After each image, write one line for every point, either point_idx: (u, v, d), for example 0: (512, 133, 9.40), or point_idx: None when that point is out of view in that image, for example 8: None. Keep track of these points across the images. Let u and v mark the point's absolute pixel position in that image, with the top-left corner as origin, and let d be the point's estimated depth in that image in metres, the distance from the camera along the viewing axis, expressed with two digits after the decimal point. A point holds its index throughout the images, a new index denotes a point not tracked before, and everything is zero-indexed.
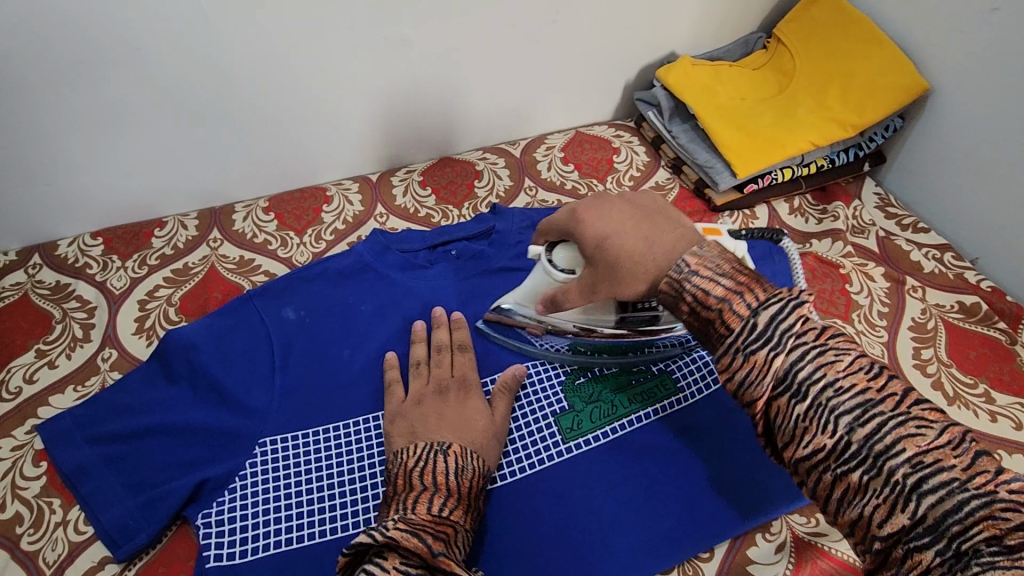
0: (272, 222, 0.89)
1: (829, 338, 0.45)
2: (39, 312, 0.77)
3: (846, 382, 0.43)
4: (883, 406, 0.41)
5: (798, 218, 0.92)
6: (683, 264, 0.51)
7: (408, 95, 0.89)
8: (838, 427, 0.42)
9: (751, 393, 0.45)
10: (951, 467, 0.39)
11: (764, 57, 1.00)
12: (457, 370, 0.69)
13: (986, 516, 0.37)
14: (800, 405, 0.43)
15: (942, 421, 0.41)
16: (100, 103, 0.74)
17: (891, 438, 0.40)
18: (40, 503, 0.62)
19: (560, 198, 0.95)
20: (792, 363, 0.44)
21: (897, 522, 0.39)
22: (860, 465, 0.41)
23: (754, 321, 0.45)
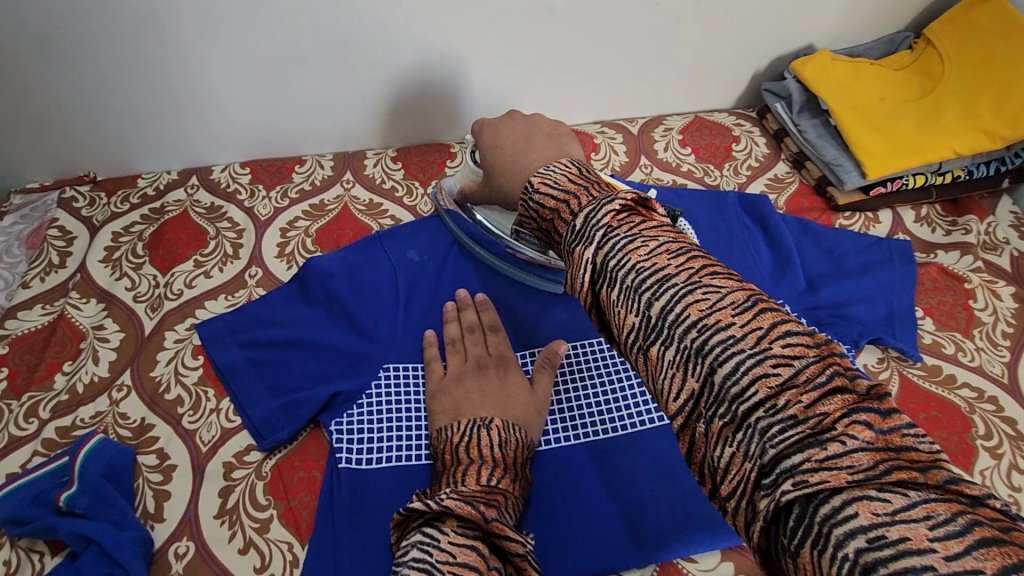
0: (400, 170, 0.94)
1: (641, 225, 0.43)
2: (196, 228, 0.85)
3: (645, 262, 0.40)
4: (676, 278, 0.39)
5: (924, 227, 0.90)
6: (530, 185, 0.53)
7: (540, 65, 0.92)
8: (639, 304, 0.40)
9: (573, 285, 0.45)
10: (730, 326, 0.37)
11: (909, 58, 0.96)
12: (492, 349, 0.71)
13: (761, 375, 0.35)
14: (613, 291, 0.41)
15: (731, 287, 0.39)
16: (271, 42, 0.80)
17: (679, 306, 0.38)
18: (197, 391, 0.70)
19: (675, 178, 0.96)
20: (603, 254, 0.42)
21: (690, 389, 0.37)
22: (659, 338, 0.39)
23: (574, 220, 0.46)
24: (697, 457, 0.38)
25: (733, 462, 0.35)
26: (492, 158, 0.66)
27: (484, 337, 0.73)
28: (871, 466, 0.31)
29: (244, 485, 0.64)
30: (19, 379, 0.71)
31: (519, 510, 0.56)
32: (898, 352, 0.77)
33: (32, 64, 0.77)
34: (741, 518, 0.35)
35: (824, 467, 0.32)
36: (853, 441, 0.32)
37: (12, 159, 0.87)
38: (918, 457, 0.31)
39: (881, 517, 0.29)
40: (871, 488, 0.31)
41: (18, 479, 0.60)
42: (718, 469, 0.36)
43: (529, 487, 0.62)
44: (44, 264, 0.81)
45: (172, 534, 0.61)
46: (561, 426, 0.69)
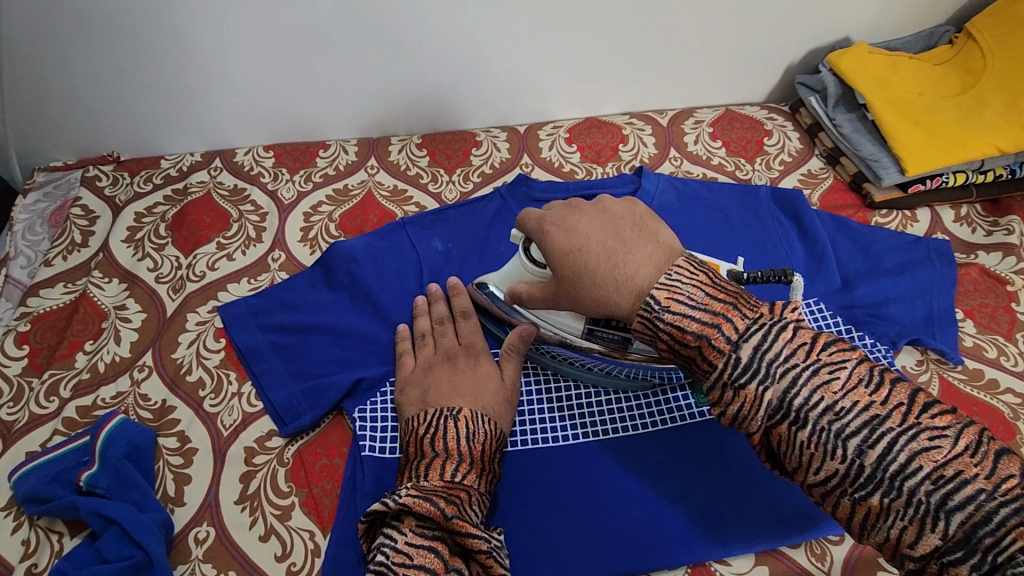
0: (425, 157, 0.93)
1: (816, 349, 0.46)
2: (219, 210, 0.84)
3: (844, 402, 0.44)
4: (890, 422, 0.43)
5: (964, 227, 0.87)
6: (654, 300, 0.49)
7: (570, 53, 0.90)
8: (848, 451, 0.43)
9: (745, 422, 0.47)
10: (974, 479, 0.41)
11: (949, 52, 0.93)
12: (464, 338, 0.68)
13: (1016, 523, 0.39)
14: (801, 432, 0.45)
15: (951, 426, 0.42)
16: (298, 21, 0.78)
17: (904, 458, 0.42)
18: (219, 374, 0.69)
19: (706, 172, 0.93)
20: (783, 394, 0.45)
21: (927, 541, 0.42)
22: (876, 488, 0.43)
23: (736, 352, 0.46)
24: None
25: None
26: (576, 264, 0.55)
27: (454, 326, 0.70)
28: None
29: (265, 470, 0.63)
30: (41, 357, 0.70)
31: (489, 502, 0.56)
32: (938, 353, 0.74)
33: (59, 39, 0.76)
34: None
35: None
36: None
37: (36, 136, 0.86)
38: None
39: None
40: None
41: (40, 456, 0.60)
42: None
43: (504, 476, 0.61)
44: (66, 242, 0.81)
45: (192, 518, 0.60)
46: (587, 421, 0.67)
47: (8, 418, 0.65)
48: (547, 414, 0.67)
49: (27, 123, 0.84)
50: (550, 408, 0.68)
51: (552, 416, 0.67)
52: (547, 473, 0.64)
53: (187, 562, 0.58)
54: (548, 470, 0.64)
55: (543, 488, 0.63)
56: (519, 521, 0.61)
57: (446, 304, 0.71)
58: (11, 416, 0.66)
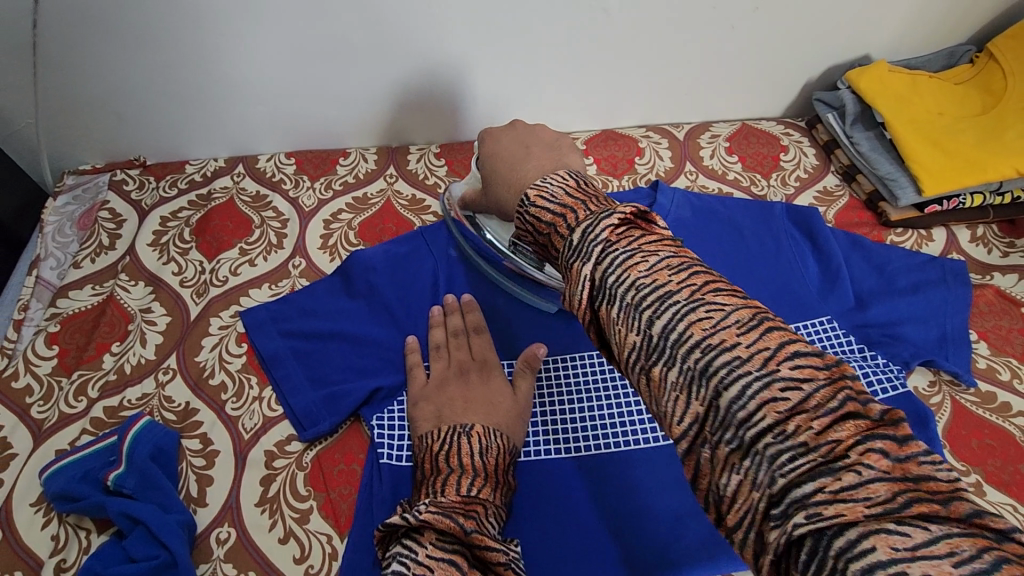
0: (443, 167, 0.94)
1: (640, 240, 0.40)
2: (242, 216, 0.86)
3: (645, 278, 0.38)
4: (680, 295, 0.37)
5: (980, 247, 0.88)
6: (526, 198, 0.49)
7: (590, 68, 0.91)
8: (640, 323, 0.37)
9: (570, 301, 0.42)
10: (734, 348, 0.34)
11: (970, 72, 0.93)
12: (477, 353, 0.70)
13: (767, 400, 0.33)
14: (614, 309, 0.39)
15: (735, 304, 0.36)
16: (323, 33, 0.80)
17: (682, 325, 0.36)
18: (240, 378, 0.71)
19: (721, 187, 0.94)
20: (603, 270, 0.40)
21: (694, 414, 0.35)
22: (660, 358, 0.37)
23: (573, 234, 0.43)
24: (702, 483, 0.36)
25: (740, 490, 0.33)
26: (491, 168, 0.64)
27: (468, 340, 0.71)
28: (889, 499, 0.29)
29: (285, 474, 0.64)
30: (70, 357, 0.72)
31: (504, 517, 0.55)
32: (951, 375, 0.75)
33: (92, 50, 0.78)
34: (747, 546, 0.34)
35: (838, 499, 0.30)
36: (867, 472, 0.30)
37: (67, 141, 0.89)
38: (936, 487, 0.29)
39: (900, 552, 0.27)
40: (889, 522, 0.29)
41: (70, 455, 0.62)
42: (725, 498, 0.34)
43: (514, 492, 0.61)
44: (94, 245, 0.83)
45: (214, 520, 0.62)
46: (602, 432, 0.68)
47: (39, 417, 0.68)
48: (563, 424, 0.68)
49: (58, 128, 0.87)
50: (567, 418, 0.69)
51: (568, 426, 0.68)
52: (560, 483, 0.65)
53: (208, 562, 0.60)
54: (563, 479, 0.65)
55: (556, 497, 0.64)
56: (532, 530, 0.62)
57: (460, 316, 0.73)
58: (42, 414, 0.68)
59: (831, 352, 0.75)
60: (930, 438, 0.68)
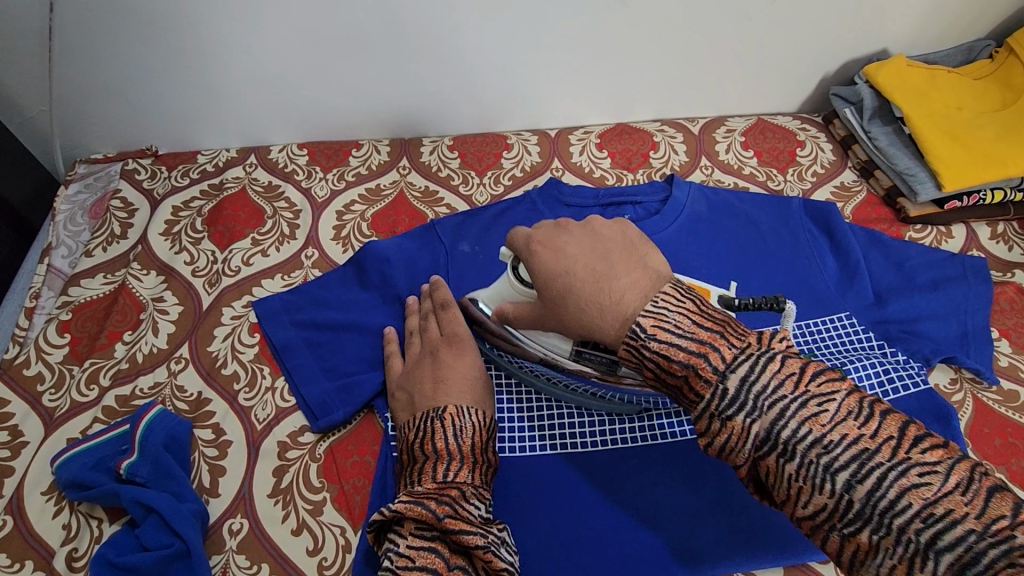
0: (456, 159, 0.93)
1: (804, 380, 0.43)
2: (254, 206, 0.85)
3: (833, 435, 0.41)
4: (879, 456, 0.40)
5: (1000, 244, 0.87)
6: (640, 328, 0.46)
7: (606, 61, 0.90)
8: (836, 486, 0.41)
9: (730, 453, 0.45)
10: (964, 518, 0.38)
11: (990, 67, 0.91)
12: (445, 327, 0.66)
13: (1006, 565, 0.37)
14: (791, 466, 0.42)
15: (943, 460, 0.40)
16: (338, 22, 0.79)
17: (894, 494, 0.40)
18: (253, 368, 0.70)
19: (737, 182, 0.93)
20: (773, 426, 0.42)
21: None
22: (866, 525, 0.41)
23: (723, 382, 0.43)
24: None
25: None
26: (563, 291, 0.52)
27: (437, 318, 0.68)
28: None
29: (298, 465, 0.64)
30: (82, 346, 0.72)
31: (489, 495, 0.55)
32: (972, 373, 0.74)
33: (107, 37, 0.77)
34: None
35: None
36: None
37: (80, 130, 0.88)
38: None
39: None
40: None
41: (81, 444, 0.61)
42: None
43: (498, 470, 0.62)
44: (106, 234, 0.83)
45: (227, 510, 0.61)
46: (624, 425, 0.66)
47: (50, 405, 0.67)
48: (580, 416, 0.67)
49: (70, 115, 0.86)
50: (584, 410, 0.67)
51: (585, 419, 0.67)
52: (576, 476, 0.64)
53: (221, 553, 0.59)
54: (582, 472, 0.64)
55: (574, 491, 0.63)
56: (550, 523, 0.61)
57: (431, 298, 0.70)
58: (53, 402, 0.68)
59: (851, 348, 0.74)
60: (953, 437, 0.67)
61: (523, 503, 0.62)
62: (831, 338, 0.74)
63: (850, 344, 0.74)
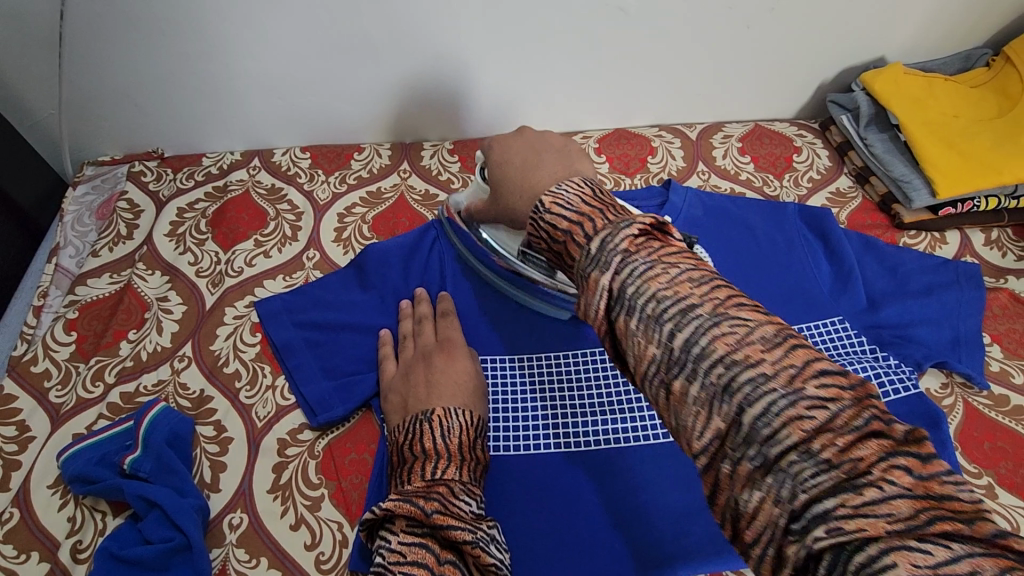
0: (456, 163, 0.95)
1: (659, 251, 0.41)
2: (257, 208, 0.87)
3: (668, 290, 0.39)
4: (701, 309, 0.38)
5: (994, 251, 0.87)
6: (540, 204, 0.49)
7: (605, 67, 0.91)
8: (661, 335, 0.38)
9: (587, 311, 0.43)
10: (760, 364, 0.35)
11: (986, 75, 0.93)
12: (441, 334, 0.70)
13: (794, 417, 0.33)
14: (632, 321, 0.40)
15: (759, 320, 0.37)
16: (343, 29, 0.81)
17: (705, 339, 0.37)
18: (254, 366, 0.71)
19: (733, 187, 0.94)
20: (623, 281, 0.40)
21: (715, 429, 0.35)
22: (681, 372, 0.37)
23: (590, 244, 0.43)
24: (720, 499, 0.36)
25: (760, 506, 0.33)
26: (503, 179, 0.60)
27: (433, 323, 0.71)
28: (911, 516, 0.29)
29: (297, 462, 0.65)
30: (87, 343, 0.73)
31: (479, 492, 0.56)
32: (964, 378, 0.75)
33: (114, 43, 0.79)
34: (765, 561, 0.33)
35: (860, 515, 0.30)
36: (891, 488, 0.30)
37: (89, 133, 0.90)
38: (962, 507, 0.29)
39: (920, 569, 0.27)
40: (912, 539, 0.29)
41: (87, 439, 0.63)
42: (743, 514, 0.34)
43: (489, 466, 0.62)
44: (112, 234, 0.84)
45: (227, 505, 0.63)
46: (620, 425, 0.67)
47: (56, 401, 0.69)
48: (573, 415, 0.68)
49: (79, 119, 0.88)
50: (576, 410, 0.69)
51: (579, 417, 0.68)
52: (570, 476, 0.65)
53: (221, 546, 0.60)
54: (578, 470, 0.65)
55: (567, 489, 0.64)
56: (543, 522, 0.62)
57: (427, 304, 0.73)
58: (59, 399, 0.69)
59: (844, 352, 0.74)
60: (942, 440, 0.68)
61: (518, 500, 0.64)
62: (823, 342, 0.75)
63: (842, 348, 0.75)
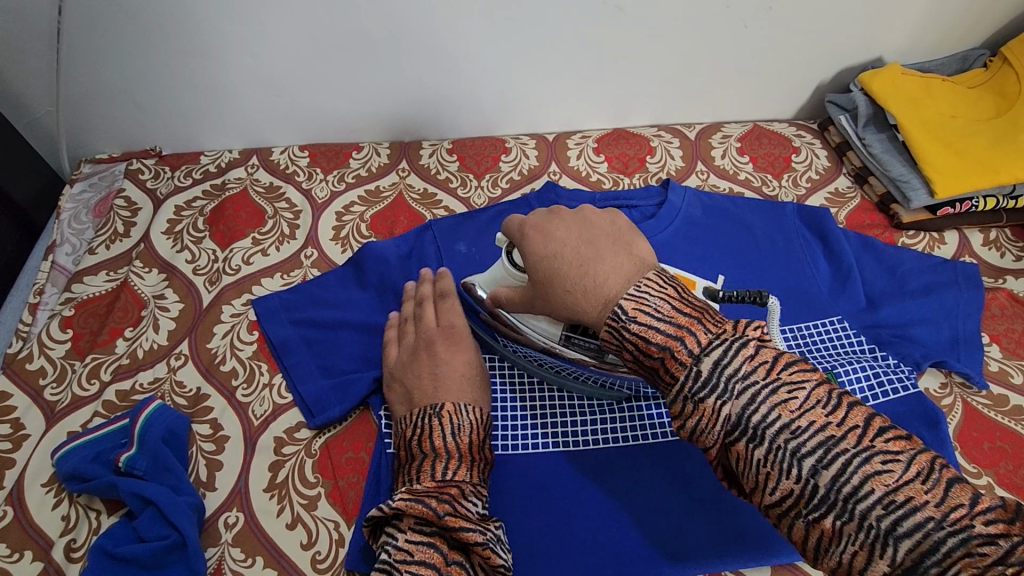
0: (455, 162, 0.95)
1: (775, 369, 0.45)
2: (255, 207, 0.87)
3: (801, 421, 0.43)
4: (845, 442, 0.42)
5: (993, 251, 0.88)
6: (622, 310, 0.49)
7: (604, 66, 0.91)
8: (802, 471, 0.42)
9: (702, 435, 0.46)
10: (923, 506, 0.39)
11: (985, 75, 0.93)
12: (443, 320, 0.67)
13: (964, 555, 0.37)
14: (760, 451, 0.43)
15: (906, 451, 0.41)
16: (342, 27, 0.80)
17: (857, 479, 0.40)
18: (251, 365, 0.71)
19: (732, 187, 0.94)
20: (742, 409, 0.44)
21: (876, 566, 0.40)
22: (830, 510, 0.41)
23: (697, 366, 0.45)
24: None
25: None
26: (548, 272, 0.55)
27: (435, 306, 0.69)
28: None
29: (294, 460, 0.65)
30: (83, 341, 0.73)
31: (486, 492, 0.57)
32: (963, 377, 0.75)
33: (113, 40, 0.79)
34: None
35: None
36: None
37: (86, 130, 0.90)
38: None
39: None
40: None
41: (82, 437, 0.63)
42: None
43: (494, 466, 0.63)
44: (109, 232, 0.84)
45: (223, 504, 0.62)
46: (616, 425, 0.67)
47: (51, 399, 0.69)
48: (569, 414, 0.68)
49: (77, 117, 0.88)
50: (572, 409, 0.68)
51: (575, 416, 0.68)
52: (569, 475, 0.65)
53: (217, 545, 0.60)
54: (576, 469, 0.65)
55: (566, 487, 0.64)
56: (541, 521, 0.62)
57: (431, 285, 0.70)
58: (55, 396, 0.69)
59: (842, 351, 0.74)
60: (941, 440, 0.67)
61: (515, 499, 0.63)
62: (821, 342, 0.75)
63: (841, 348, 0.74)
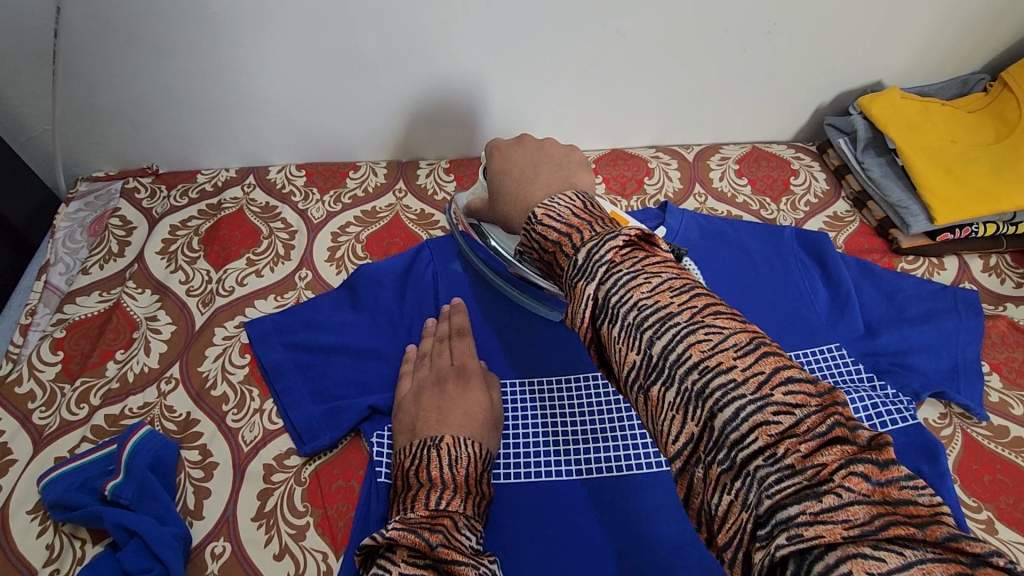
0: (452, 182, 0.95)
1: (645, 261, 0.40)
2: (250, 227, 0.86)
3: (648, 298, 0.38)
4: (679, 316, 0.37)
5: (993, 277, 0.87)
6: (532, 216, 0.48)
7: (602, 88, 0.91)
8: (640, 342, 0.37)
9: (572, 320, 0.42)
10: (730, 369, 0.34)
11: (983, 100, 0.92)
12: (456, 358, 0.68)
13: (761, 423, 0.33)
14: (614, 328, 0.39)
15: (735, 329, 0.36)
16: (338, 47, 0.80)
17: (682, 347, 0.36)
18: (242, 390, 0.70)
19: (730, 210, 0.94)
20: (606, 290, 0.40)
21: (689, 433, 0.35)
22: (659, 379, 0.37)
23: (576, 255, 0.43)
24: (695, 502, 0.36)
25: (731, 510, 0.33)
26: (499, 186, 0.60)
27: (451, 345, 0.70)
28: (868, 521, 0.30)
29: (283, 488, 0.64)
30: (74, 363, 0.73)
31: (479, 527, 0.54)
32: (962, 408, 0.74)
33: (109, 60, 0.79)
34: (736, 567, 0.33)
35: (819, 522, 0.30)
36: (849, 494, 0.30)
37: (84, 148, 0.90)
38: (917, 511, 0.30)
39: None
40: (866, 545, 0.29)
41: (69, 463, 0.62)
42: (716, 516, 0.34)
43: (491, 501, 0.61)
44: (103, 252, 0.84)
45: (209, 534, 0.61)
46: (609, 455, 0.66)
47: (39, 423, 0.68)
48: (561, 443, 0.67)
49: (74, 135, 0.88)
50: (565, 437, 0.67)
51: (567, 446, 0.67)
52: (560, 506, 0.63)
53: None
54: (568, 501, 0.64)
55: (557, 519, 0.63)
56: (532, 555, 0.61)
57: (449, 321, 0.72)
58: (42, 420, 0.68)
59: (839, 380, 0.73)
60: (940, 473, 0.66)
61: (505, 531, 0.62)
62: (817, 370, 0.74)
63: (838, 376, 0.73)
